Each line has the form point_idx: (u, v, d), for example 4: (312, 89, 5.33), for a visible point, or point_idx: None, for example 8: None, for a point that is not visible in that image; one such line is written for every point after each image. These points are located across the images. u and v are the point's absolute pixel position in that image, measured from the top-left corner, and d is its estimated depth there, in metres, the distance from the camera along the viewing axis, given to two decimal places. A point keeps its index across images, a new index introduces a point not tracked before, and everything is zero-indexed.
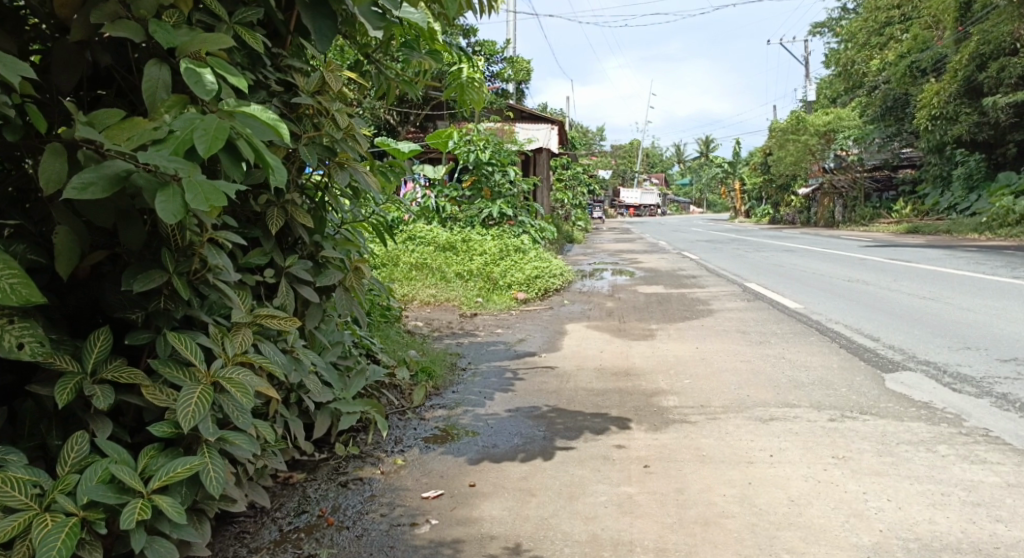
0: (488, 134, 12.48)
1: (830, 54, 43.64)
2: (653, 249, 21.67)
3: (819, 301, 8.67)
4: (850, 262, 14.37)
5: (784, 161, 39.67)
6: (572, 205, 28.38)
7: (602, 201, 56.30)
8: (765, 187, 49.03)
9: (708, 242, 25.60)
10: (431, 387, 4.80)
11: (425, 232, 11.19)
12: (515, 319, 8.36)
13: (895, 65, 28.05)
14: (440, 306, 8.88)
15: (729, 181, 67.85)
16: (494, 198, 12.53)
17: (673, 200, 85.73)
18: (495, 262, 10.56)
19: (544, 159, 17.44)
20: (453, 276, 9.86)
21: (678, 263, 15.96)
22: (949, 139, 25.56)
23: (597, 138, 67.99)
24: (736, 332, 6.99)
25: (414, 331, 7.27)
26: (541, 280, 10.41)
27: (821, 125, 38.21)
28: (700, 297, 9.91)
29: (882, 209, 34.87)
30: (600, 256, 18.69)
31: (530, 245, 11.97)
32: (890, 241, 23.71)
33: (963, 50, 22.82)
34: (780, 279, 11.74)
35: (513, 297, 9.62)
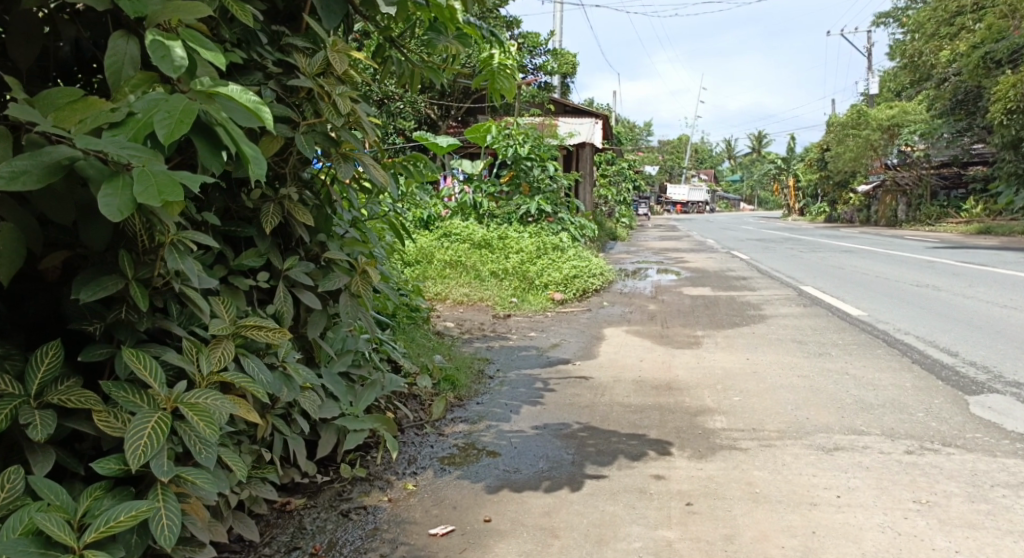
0: (530, 127, 12.15)
1: (889, 48, 42.25)
2: (700, 247, 21.05)
3: (883, 308, 8.16)
4: (912, 265, 13.69)
5: (846, 158, 38.62)
6: (618, 200, 27.81)
7: (649, 195, 55.41)
8: (818, 185, 47.68)
9: (758, 241, 24.84)
10: (453, 398, 4.46)
11: (460, 228, 10.91)
12: (551, 322, 7.98)
13: (967, 56, 26.87)
14: (473, 305, 8.64)
15: (781, 177, 66.22)
16: (533, 193, 12.16)
17: (721, 197, 84.19)
18: (531, 261, 10.20)
19: (587, 153, 16.96)
20: (486, 274, 9.55)
21: (727, 263, 15.40)
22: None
23: (645, 133, 66.96)
24: (789, 342, 6.51)
25: (444, 332, 6.95)
26: (579, 280, 10.02)
27: (879, 121, 36.92)
28: (750, 301, 9.40)
29: (947, 209, 33.58)
30: (643, 254, 18.18)
31: (569, 243, 11.58)
32: (955, 242, 22.65)
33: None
34: (837, 283, 11.17)
35: (550, 297, 9.26)
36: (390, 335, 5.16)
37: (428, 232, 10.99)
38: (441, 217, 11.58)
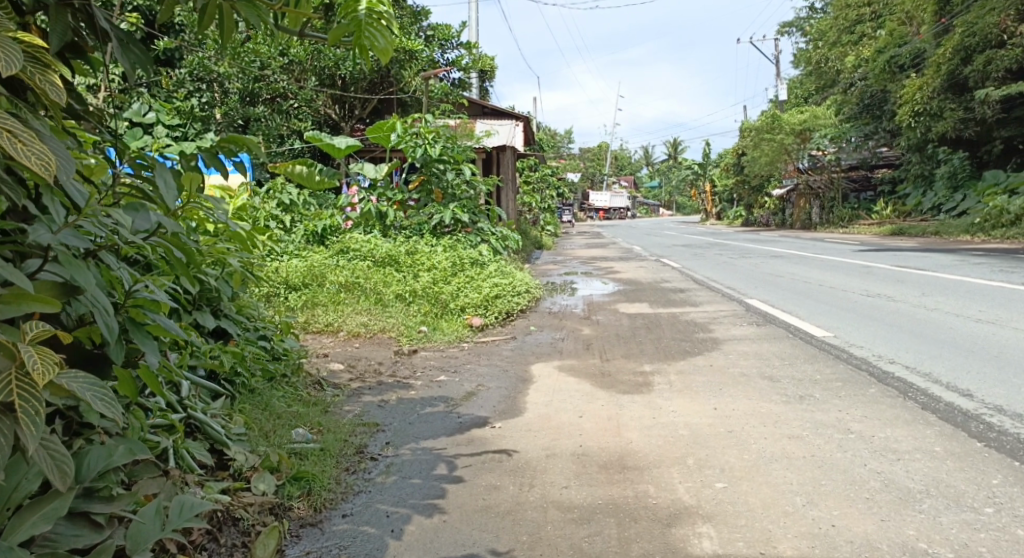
0: (440, 126, 10.67)
1: (800, 54, 42.92)
2: (628, 256, 19.84)
3: (851, 327, 6.98)
4: (854, 271, 12.77)
5: (760, 161, 37.69)
6: (539, 208, 26.63)
7: (572, 204, 54.56)
8: (736, 189, 47.88)
9: (685, 247, 23.92)
10: (303, 526, 2.98)
11: (362, 242, 9.32)
12: (468, 358, 6.47)
13: (872, 60, 27.23)
14: (372, 338, 7.18)
15: (699, 183, 66.61)
16: (447, 200, 10.64)
17: (642, 204, 84.57)
18: (446, 279, 8.71)
19: (508, 158, 15.57)
20: (391, 300, 8.01)
21: (659, 273, 14.21)
22: (933, 135, 24.45)
23: (565, 141, 66.67)
24: (761, 379, 5.20)
25: (324, 383, 5.36)
26: (501, 300, 8.60)
27: (794, 125, 36.25)
28: (697, 320, 8.12)
29: (858, 211, 33.83)
30: (570, 264, 16.91)
31: (489, 257, 10.14)
32: (878, 243, 22.36)
33: (948, 42, 21.62)
34: (785, 293, 10.07)
35: (467, 323, 7.81)
36: (221, 409, 3.67)
37: (322, 249, 9.39)
38: (340, 229, 9.98)
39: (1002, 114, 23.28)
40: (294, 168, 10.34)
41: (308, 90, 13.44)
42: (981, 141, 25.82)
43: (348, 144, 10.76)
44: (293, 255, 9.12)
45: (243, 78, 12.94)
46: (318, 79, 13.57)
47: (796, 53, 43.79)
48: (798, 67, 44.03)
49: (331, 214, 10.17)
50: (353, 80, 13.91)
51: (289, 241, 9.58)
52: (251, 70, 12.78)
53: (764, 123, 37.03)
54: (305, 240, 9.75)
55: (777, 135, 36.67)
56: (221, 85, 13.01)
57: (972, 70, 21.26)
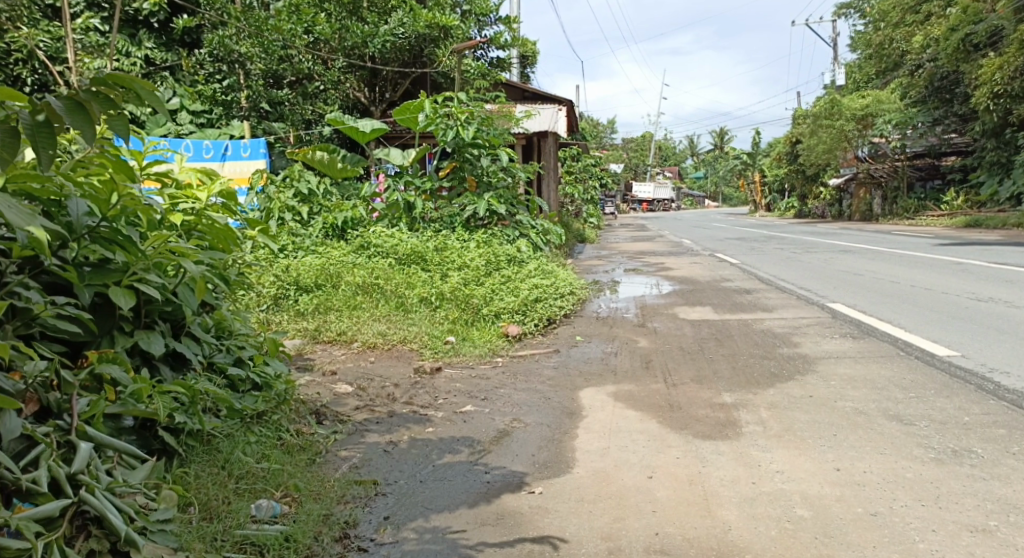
0: (476, 105, 9.49)
1: (856, 37, 40.78)
2: (679, 250, 18.48)
3: (977, 345, 5.66)
4: (940, 269, 11.37)
5: (817, 149, 35.00)
6: (584, 199, 25.44)
7: (614, 195, 52.95)
8: (787, 179, 45.88)
9: (740, 240, 22.42)
10: None
11: (385, 236, 8.23)
12: (504, 380, 5.33)
13: (942, 39, 25.36)
14: (391, 351, 6.11)
15: (745, 174, 64.37)
16: (481, 189, 9.48)
17: (687, 195, 82.37)
18: (479, 280, 7.61)
19: (550, 144, 14.36)
20: (414, 305, 6.91)
21: (718, 270, 12.87)
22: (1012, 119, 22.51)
23: (609, 130, 65.03)
24: (887, 423, 3.98)
25: (321, 419, 4.28)
26: (540, 304, 7.45)
27: (855, 111, 32.85)
28: (776, 331, 6.87)
29: (926, 202, 31.82)
30: (618, 259, 15.67)
31: (528, 253, 9.00)
32: (952, 236, 20.60)
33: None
34: (871, 296, 8.77)
35: (501, 333, 6.69)
36: (147, 479, 2.59)
37: (341, 244, 8.33)
38: (363, 222, 8.91)
39: None
40: (313, 154, 9.32)
41: (335, 72, 12.45)
42: None
43: (374, 128, 9.75)
44: (308, 253, 8.10)
45: (265, 58, 11.80)
46: (347, 62, 12.46)
47: (852, 36, 41.61)
48: (854, 51, 41.86)
49: (354, 206, 9.12)
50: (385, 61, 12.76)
51: (305, 235, 8.56)
52: (275, 50, 11.71)
53: (821, 110, 34.87)
54: (322, 235, 8.71)
55: (838, 121, 33.56)
56: (243, 66, 11.84)
57: None
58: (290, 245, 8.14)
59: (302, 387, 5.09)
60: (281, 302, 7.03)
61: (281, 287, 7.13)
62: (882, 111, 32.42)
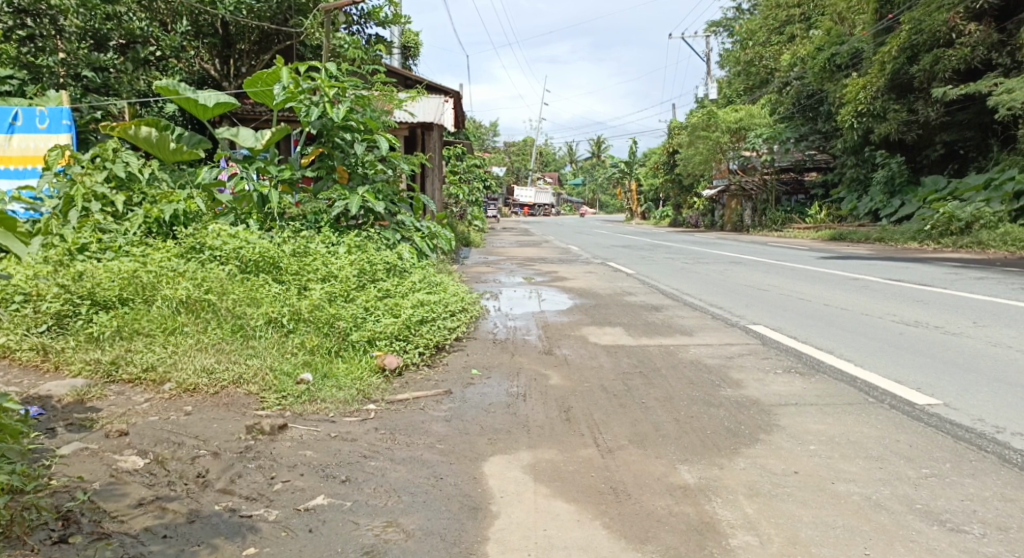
0: (349, 80, 7.83)
1: (725, 54, 41.73)
2: (567, 257, 17.44)
3: (958, 388, 4.63)
4: (845, 284, 10.66)
5: (693, 160, 35.22)
6: (468, 202, 24.10)
7: (496, 198, 51.76)
8: (664, 189, 46.37)
9: (627, 248, 21.68)
10: None
11: (225, 236, 6.47)
12: (378, 446, 3.79)
13: (811, 58, 25.97)
14: (218, 398, 4.46)
15: (622, 182, 64.96)
16: (353, 182, 7.81)
17: (566, 201, 82.64)
18: (349, 296, 6.01)
19: (433, 140, 12.90)
20: (257, 328, 5.23)
21: (615, 281, 11.78)
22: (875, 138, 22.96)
23: (492, 134, 64.17)
24: (923, 529, 2.80)
25: (67, 538, 2.70)
26: (425, 328, 5.96)
27: (729, 123, 33.39)
28: (708, 364, 5.67)
29: (793, 215, 31.93)
30: (505, 266, 14.41)
31: (410, 261, 7.47)
32: (831, 249, 20.62)
33: (893, 40, 20.21)
34: (791, 316, 7.80)
35: (378, 365, 5.20)
36: None
37: (167, 244, 6.53)
38: (200, 216, 7.17)
39: (947, 116, 22.08)
40: (138, 130, 7.57)
41: (176, 36, 11.13)
42: (923, 143, 24.66)
43: (219, 102, 7.91)
44: (119, 256, 6.28)
45: (82, 14, 9.95)
46: (194, 25, 11.36)
47: (726, 51, 42.36)
48: (725, 66, 42.85)
49: (189, 198, 7.32)
50: (241, 30, 11.85)
51: (118, 234, 6.70)
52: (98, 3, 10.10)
53: (698, 120, 34.37)
54: (144, 233, 6.87)
55: (713, 133, 33.60)
56: (54, 20, 9.84)
57: (917, 71, 19.87)
58: (94, 246, 6.29)
59: (63, 464, 3.38)
60: (67, 323, 5.24)
61: (70, 303, 5.33)
62: (755, 125, 32.79)
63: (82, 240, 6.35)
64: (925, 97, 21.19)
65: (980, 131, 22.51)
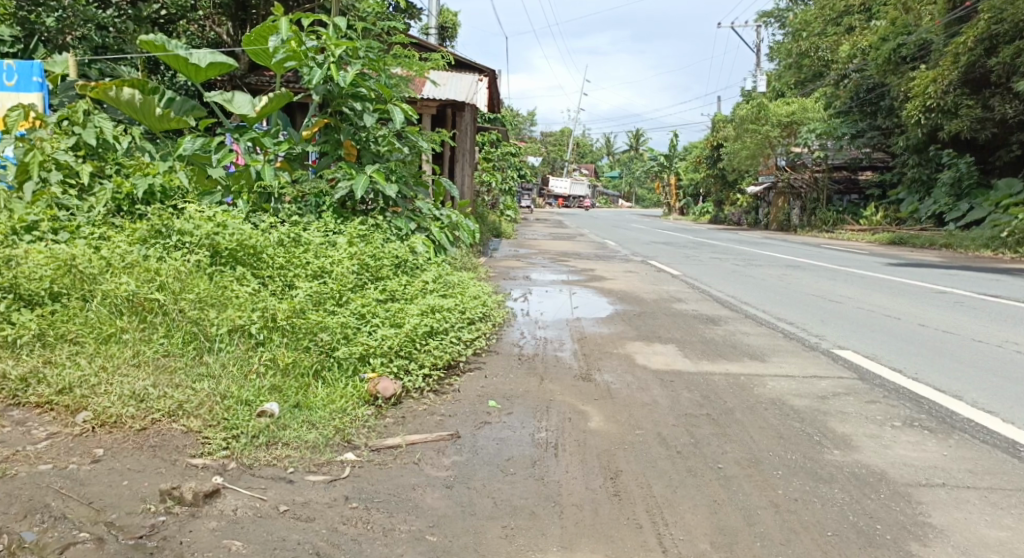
0: (364, 41, 6.60)
1: (775, 46, 39.76)
2: (605, 253, 16.16)
3: None
4: (926, 299, 9.31)
5: (740, 154, 33.43)
6: (501, 190, 22.82)
7: (531, 188, 50.26)
8: (705, 184, 44.57)
9: (667, 245, 20.31)
10: None
11: (199, 219, 5.29)
12: (343, 537, 2.62)
13: (874, 48, 24.13)
14: (145, 435, 3.32)
15: (660, 176, 63.00)
16: (363, 161, 6.61)
17: (602, 193, 80.78)
18: (341, 301, 4.85)
19: (466, 119, 11.73)
20: (217, 339, 4.05)
21: (661, 284, 10.51)
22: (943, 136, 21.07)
23: (529, 122, 62.61)
24: None
25: None
26: (432, 343, 4.81)
27: (781, 117, 31.52)
28: (796, 407, 4.41)
29: (845, 216, 30.25)
30: (537, 260, 13.17)
31: (425, 256, 6.33)
32: (892, 255, 19.03)
33: (969, 30, 18.39)
34: (880, 339, 6.51)
35: (371, 392, 4.15)
36: None
37: (132, 225, 5.39)
38: (182, 193, 6.08)
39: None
40: (117, 92, 6.42)
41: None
42: (995, 144, 22.83)
43: (213, 62, 6.70)
44: (73, 239, 5.16)
45: None
46: None
47: (776, 42, 40.41)
48: (774, 59, 40.89)
49: (169, 172, 6.19)
50: None
51: (77, 212, 5.59)
52: None
53: (747, 113, 32.81)
54: (110, 210, 5.73)
55: (763, 126, 31.84)
56: None
57: (995, 64, 18.04)
58: (43, 226, 5.18)
59: None
60: None
61: None
62: (808, 119, 30.95)
63: (31, 217, 5.26)
64: (1003, 93, 19.43)
65: None
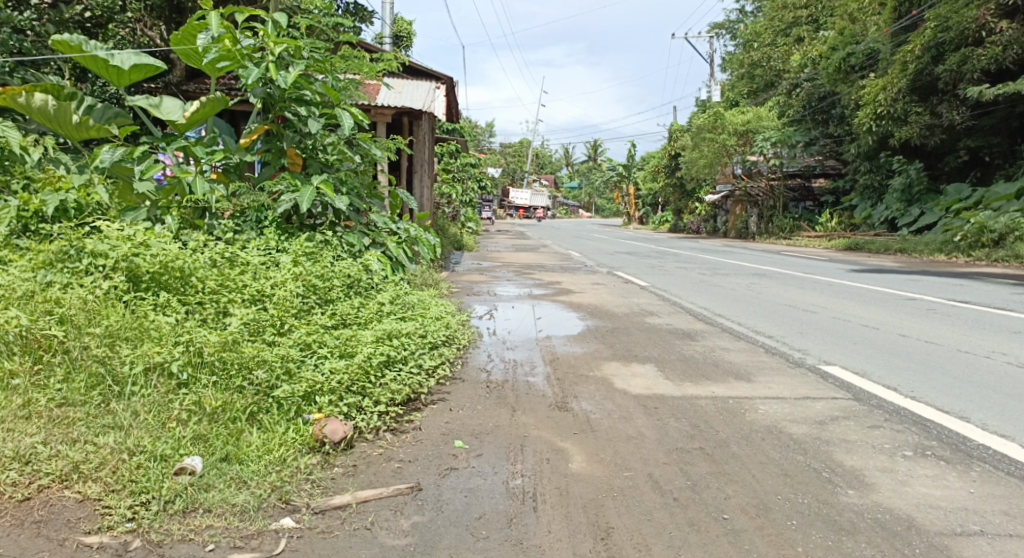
0: (307, 38, 6.00)
1: (728, 56, 39.97)
2: (569, 265, 15.72)
3: None
4: (903, 306, 8.97)
5: (697, 164, 33.38)
6: (461, 202, 22.27)
7: (490, 201, 49.91)
8: (663, 193, 44.63)
9: (631, 256, 19.94)
10: None
11: (117, 238, 4.64)
12: None
13: (825, 56, 24.18)
14: (24, 506, 2.79)
15: (618, 187, 63.09)
16: (310, 170, 6.00)
17: (562, 204, 80.68)
18: (282, 330, 4.25)
19: (424, 129, 11.20)
20: (129, 382, 3.44)
21: (628, 296, 10.05)
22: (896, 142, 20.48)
23: (488, 135, 62.33)
24: None
25: None
26: (388, 375, 4.24)
27: (736, 126, 31.49)
28: (795, 435, 3.92)
29: (801, 222, 30.32)
30: (500, 274, 12.64)
31: (380, 274, 5.75)
32: (854, 261, 18.90)
33: (916, 39, 18.39)
34: (866, 352, 6.09)
35: (317, 437, 3.56)
36: None
37: (38, 246, 4.71)
38: (102, 211, 5.42)
39: (972, 120, 20.26)
40: (27, 95, 5.78)
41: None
42: (944, 150, 22.94)
43: (138, 63, 6.14)
44: None
45: None
46: None
47: (729, 53, 40.63)
48: (728, 70, 41.12)
49: (86, 186, 5.54)
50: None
51: None
52: None
53: (704, 122, 32.79)
54: (15, 231, 5.06)
55: (719, 135, 31.85)
56: None
57: (942, 71, 18.03)
58: None
59: None
60: None
61: None
62: (762, 127, 31.00)
63: None
64: (951, 99, 19.26)
65: (1009, 137, 20.80)
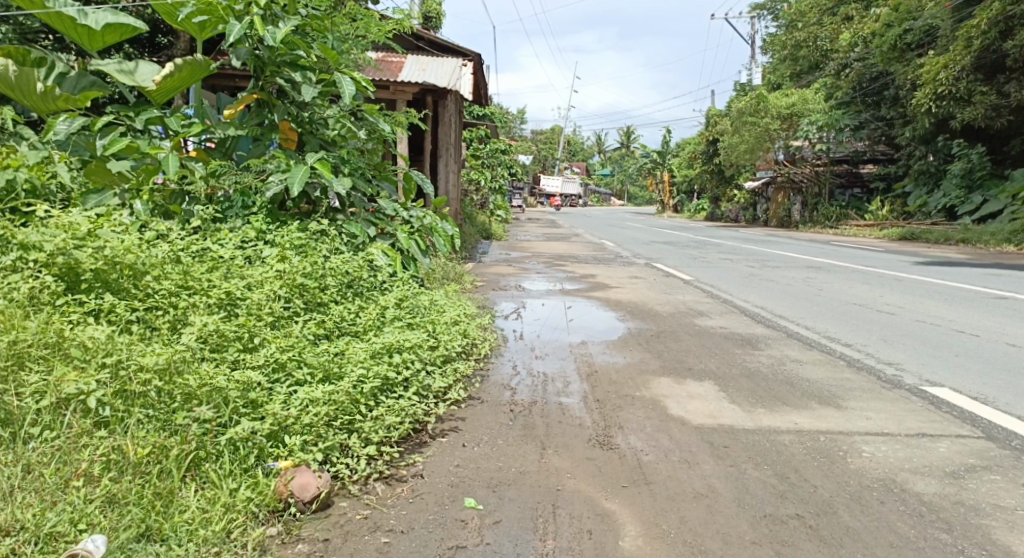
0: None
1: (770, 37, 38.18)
2: (605, 255, 14.70)
3: None
4: (993, 306, 7.85)
5: (738, 149, 31.95)
6: (490, 188, 21.24)
7: (521, 186, 48.67)
8: (701, 180, 43.05)
9: (670, 245, 18.82)
10: None
11: (58, 225, 3.80)
12: None
13: (878, 34, 22.63)
14: None
15: (654, 174, 61.44)
16: (305, 147, 5.12)
17: (595, 191, 79.17)
18: (250, 345, 3.36)
19: (450, 110, 10.23)
20: (29, 422, 2.59)
21: (673, 293, 9.04)
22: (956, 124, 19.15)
23: (519, 121, 61.03)
24: None
25: None
26: (383, 405, 3.33)
27: (780, 109, 29.97)
28: (925, 496, 2.95)
29: (848, 210, 28.83)
30: (530, 265, 11.69)
31: (386, 271, 4.84)
32: (911, 252, 17.58)
33: (982, 11, 16.80)
34: (976, 368, 5.06)
35: (279, 493, 2.66)
36: None
37: None
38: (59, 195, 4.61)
39: None
40: None
41: None
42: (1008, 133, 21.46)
43: (115, 23, 5.28)
44: None
45: None
46: None
47: (771, 35, 38.86)
48: (769, 51, 39.34)
49: (42, 165, 4.71)
50: None
51: None
52: None
53: (745, 105, 31.29)
54: None
55: (762, 119, 30.37)
56: None
57: (1012, 47, 16.51)
58: None
59: None
60: None
61: None
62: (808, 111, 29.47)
63: None
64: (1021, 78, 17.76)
65: None
